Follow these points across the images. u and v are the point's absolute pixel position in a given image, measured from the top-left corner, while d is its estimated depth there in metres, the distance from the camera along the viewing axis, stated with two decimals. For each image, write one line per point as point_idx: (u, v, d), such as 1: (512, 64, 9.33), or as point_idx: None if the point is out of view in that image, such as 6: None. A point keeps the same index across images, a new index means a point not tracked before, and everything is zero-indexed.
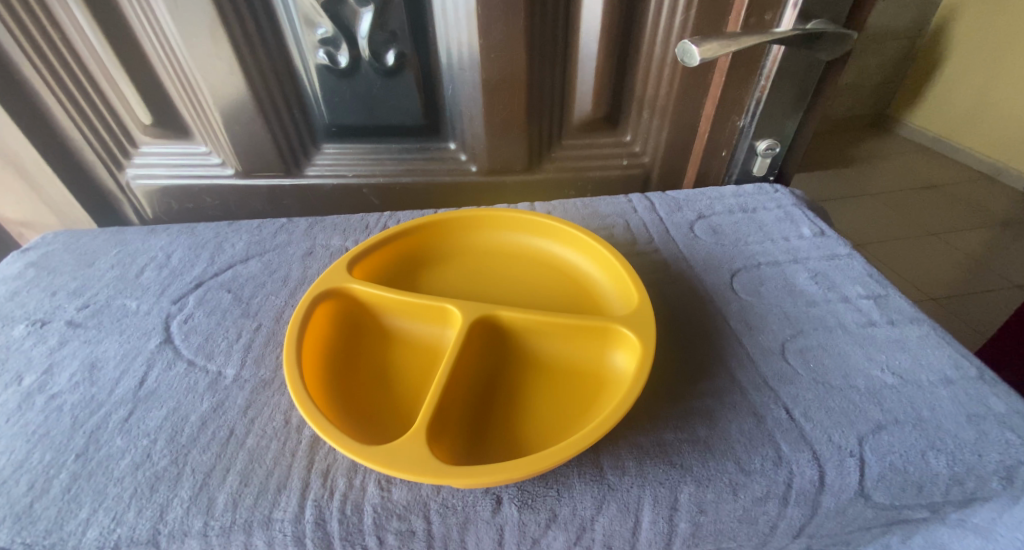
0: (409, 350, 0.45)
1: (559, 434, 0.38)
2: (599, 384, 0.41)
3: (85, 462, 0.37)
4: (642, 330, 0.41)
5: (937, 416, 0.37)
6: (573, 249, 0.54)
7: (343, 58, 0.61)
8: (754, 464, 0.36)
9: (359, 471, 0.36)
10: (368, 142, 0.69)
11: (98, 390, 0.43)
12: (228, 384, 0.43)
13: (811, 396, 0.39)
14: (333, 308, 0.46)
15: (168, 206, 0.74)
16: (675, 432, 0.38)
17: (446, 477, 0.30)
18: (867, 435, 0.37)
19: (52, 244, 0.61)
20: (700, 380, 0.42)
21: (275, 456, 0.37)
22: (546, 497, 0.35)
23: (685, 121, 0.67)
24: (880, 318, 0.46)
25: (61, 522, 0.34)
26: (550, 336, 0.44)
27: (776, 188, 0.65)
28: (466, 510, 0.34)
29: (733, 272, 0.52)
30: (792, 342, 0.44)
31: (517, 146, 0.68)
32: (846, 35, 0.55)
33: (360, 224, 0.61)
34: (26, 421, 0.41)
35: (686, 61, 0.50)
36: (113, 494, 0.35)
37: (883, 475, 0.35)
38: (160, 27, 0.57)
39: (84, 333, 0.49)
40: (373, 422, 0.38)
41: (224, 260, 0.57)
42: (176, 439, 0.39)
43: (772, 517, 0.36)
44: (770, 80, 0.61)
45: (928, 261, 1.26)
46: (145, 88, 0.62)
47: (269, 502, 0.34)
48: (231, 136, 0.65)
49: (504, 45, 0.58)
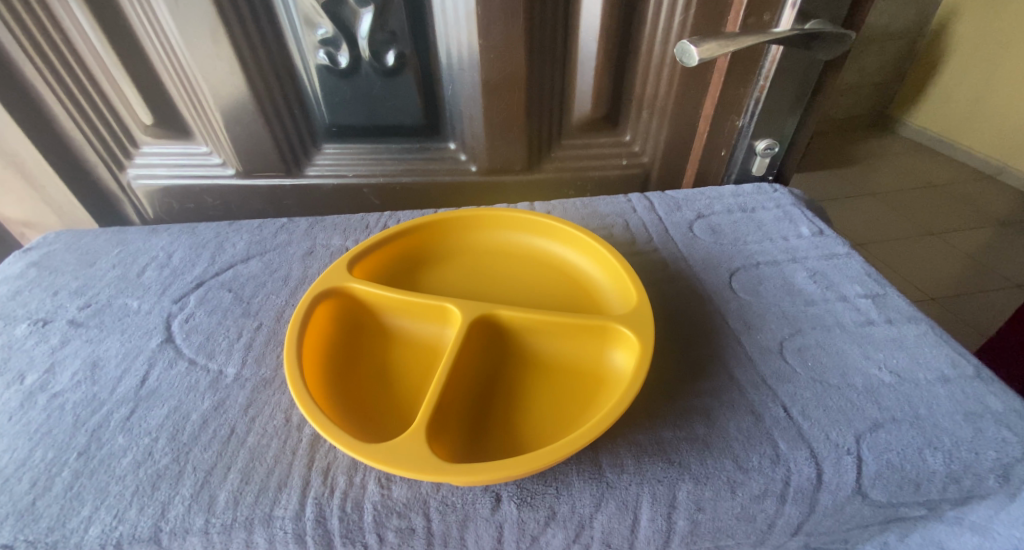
0: (409, 349, 0.45)
1: (558, 432, 0.38)
2: (598, 382, 0.41)
3: (87, 460, 0.37)
4: (641, 328, 0.41)
5: (934, 414, 0.38)
6: (572, 249, 0.54)
7: (343, 58, 0.61)
8: (751, 461, 0.36)
9: (359, 469, 0.36)
10: (368, 142, 0.70)
11: (99, 388, 0.43)
12: (228, 382, 0.43)
13: (809, 395, 0.40)
14: (333, 308, 0.46)
15: (168, 206, 0.74)
16: (673, 430, 0.38)
17: (445, 475, 0.31)
18: (864, 433, 0.37)
19: (53, 244, 0.61)
20: (698, 378, 0.42)
21: (275, 454, 0.37)
22: (545, 494, 0.35)
23: (684, 121, 0.67)
24: (878, 317, 0.46)
25: (63, 519, 0.34)
26: (549, 335, 0.45)
27: (775, 188, 0.65)
28: (466, 508, 0.34)
29: (732, 271, 0.53)
30: (790, 340, 0.44)
31: (517, 146, 0.68)
32: (845, 35, 0.55)
33: (361, 223, 0.62)
34: (28, 419, 0.41)
35: (685, 60, 0.50)
36: (115, 492, 0.35)
37: (880, 473, 0.35)
38: (161, 27, 0.57)
39: (86, 333, 0.49)
40: (373, 420, 0.38)
41: (225, 259, 0.58)
42: (177, 437, 0.39)
43: (770, 515, 0.36)
44: (769, 79, 0.61)
45: (927, 261, 1.26)
46: (145, 88, 0.63)
47: (270, 500, 0.34)
48: (231, 136, 0.65)
49: (504, 45, 0.59)
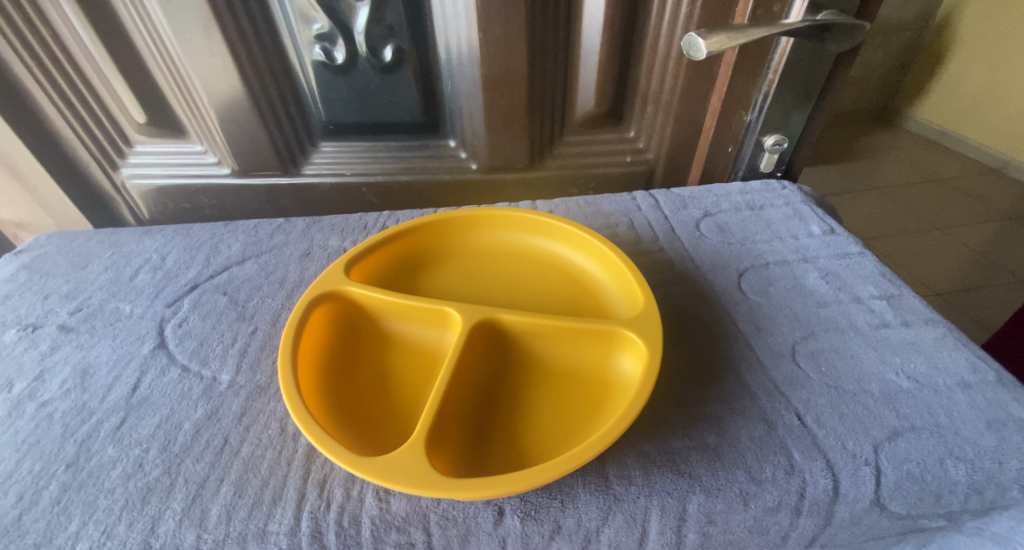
0: (408, 354, 0.44)
1: (563, 443, 0.36)
2: (604, 391, 0.40)
3: (75, 473, 0.36)
4: (648, 334, 0.39)
5: (955, 422, 0.36)
6: (576, 248, 0.52)
7: (340, 53, 0.59)
8: (765, 473, 0.34)
9: (356, 481, 0.35)
10: (366, 139, 0.68)
11: (90, 397, 0.42)
12: (222, 390, 0.42)
13: (824, 402, 0.38)
14: (330, 312, 0.45)
15: (164, 206, 0.73)
16: (683, 440, 0.37)
17: (444, 490, 0.29)
18: (883, 443, 0.35)
19: (46, 246, 0.60)
20: (709, 385, 0.40)
21: (270, 465, 0.36)
22: (549, 508, 0.34)
23: (690, 117, 0.66)
24: (894, 320, 0.45)
25: (50, 535, 0.33)
26: (553, 341, 0.43)
27: (784, 185, 0.63)
28: (468, 522, 0.33)
29: (741, 271, 0.51)
30: (802, 344, 0.43)
31: (518, 143, 0.66)
32: (857, 26, 0.53)
33: (358, 223, 0.60)
34: (17, 429, 0.40)
35: (693, 53, 0.48)
36: (103, 505, 0.34)
37: (899, 485, 0.34)
38: (152, 23, 0.55)
39: (77, 338, 0.48)
40: (370, 430, 0.37)
41: (220, 261, 0.56)
42: (168, 448, 0.37)
43: (784, 528, 0.35)
44: (778, 73, 0.59)
45: (934, 256, 1.24)
46: (139, 86, 0.61)
47: (264, 514, 0.33)
48: (226, 133, 0.64)
49: (504, 38, 0.57)
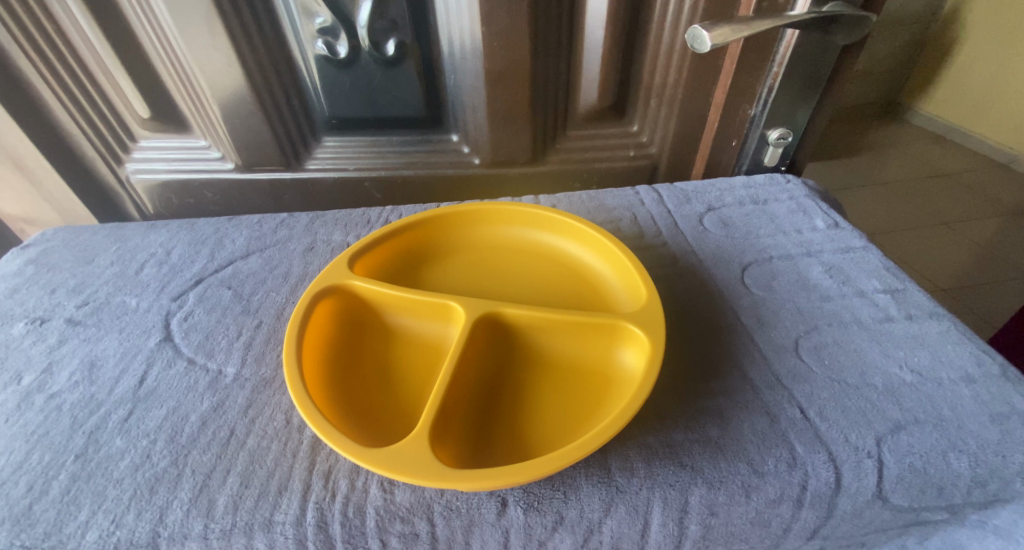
0: (412, 348, 0.44)
1: (567, 435, 0.37)
2: (606, 384, 0.40)
3: (84, 463, 0.37)
4: (651, 327, 0.39)
5: (959, 416, 0.36)
6: (578, 243, 0.52)
7: (343, 47, 0.59)
8: (767, 465, 0.34)
9: (360, 473, 0.35)
10: (368, 134, 0.68)
11: (98, 389, 0.42)
12: (228, 382, 0.42)
13: (827, 395, 0.38)
14: (333, 306, 0.45)
15: (169, 201, 0.73)
16: (685, 432, 0.37)
17: (448, 480, 0.30)
18: (886, 436, 0.35)
19: (52, 240, 0.60)
20: (711, 379, 0.40)
21: (275, 457, 0.37)
22: (552, 499, 0.34)
23: (694, 110, 0.65)
24: (899, 313, 0.44)
25: (60, 524, 0.33)
26: (556, 334, 0.43)
27: (788, 178, 0.63)
28: (471, 513, 0.33)
29: (744, 265, 0.51)
30: (805, 338, 0.43)
31: (521, 138, 0.66)
32: (864, 18, 0.53)
33: (362, 219, 0.60)
34: (26, 421, 0.40)
35: (697, 46, 0.48)
36: (112, 495, 0.34)
37: (902, 477, 0.34)
38: (156, 18, 0.55)
39: (84, 332, 0.48)
40: (374, 424, 0.37)
41: (224, 256, 0.56)
42: (175, 439, 0.38)
43: (786, 520, 0.35)
44: (783, 66, 0.59)
45: (942, 252, 1.23)
46: (142, 81, 0.61)
47: (270, 504, 0.34)
48: (230, 128, 0.64)
49: (508, 31, 0.56)
